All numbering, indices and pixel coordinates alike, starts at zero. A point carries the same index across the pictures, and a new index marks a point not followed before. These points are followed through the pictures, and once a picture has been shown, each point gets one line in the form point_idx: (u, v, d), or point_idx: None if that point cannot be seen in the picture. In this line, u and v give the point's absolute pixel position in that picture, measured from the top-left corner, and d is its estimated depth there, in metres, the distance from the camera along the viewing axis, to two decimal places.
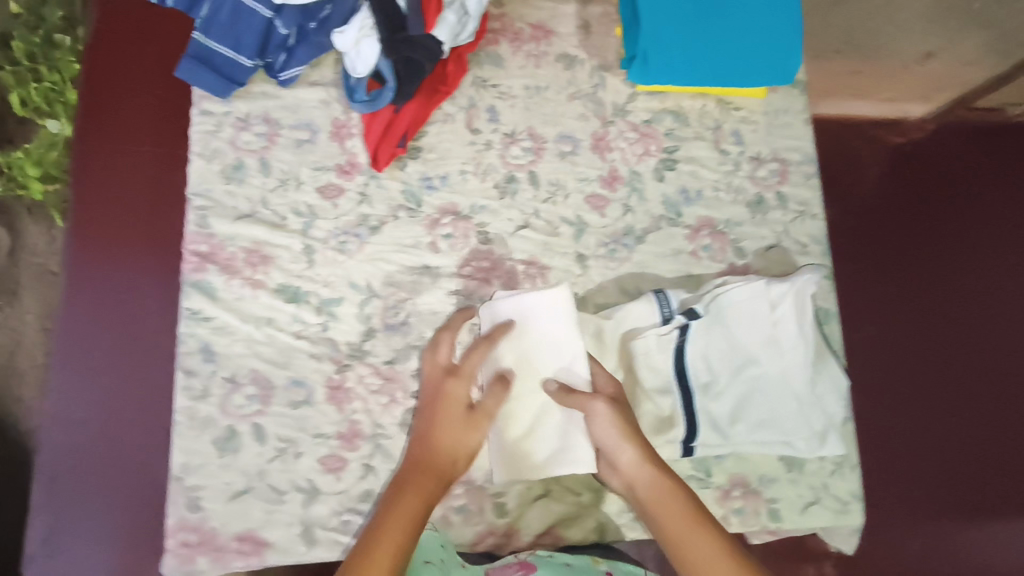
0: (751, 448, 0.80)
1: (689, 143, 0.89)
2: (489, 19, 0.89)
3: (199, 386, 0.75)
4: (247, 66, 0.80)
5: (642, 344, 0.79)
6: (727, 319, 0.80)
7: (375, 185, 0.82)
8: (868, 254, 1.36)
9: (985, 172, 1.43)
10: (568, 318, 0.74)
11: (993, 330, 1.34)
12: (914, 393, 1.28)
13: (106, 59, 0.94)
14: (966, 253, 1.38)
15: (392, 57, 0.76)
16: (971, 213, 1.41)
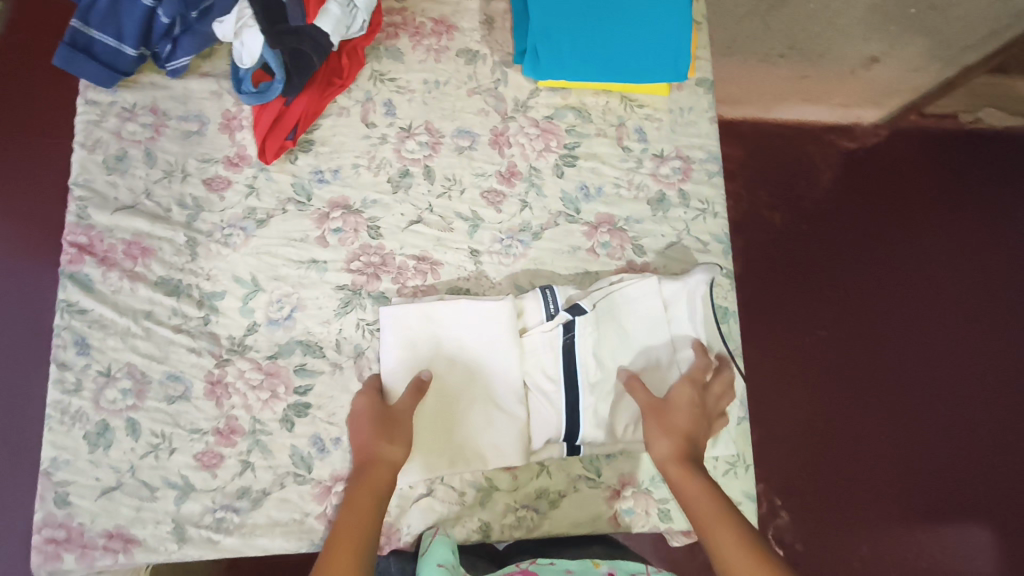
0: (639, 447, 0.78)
1: (591, 140, 0.88)
2: (389, 13, 0.88)
3: (71, 380, 0.74)
4: (131, 56, 0.80)
5: (528, 341, 0.77)
6: (621, 318, 0.78)
7: (263, 177, 0.81)
8: (815, 258, 1.36)
9: (937, 178, 1.44)
10: (507, 326, 0.76)
11: (934, 336, 1.35)
12: (853, 397, 1.29)
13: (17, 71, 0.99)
14: (911, 259, 1.40)
15: (277, 48, 0.74)
16: (921, 219, 1.42)
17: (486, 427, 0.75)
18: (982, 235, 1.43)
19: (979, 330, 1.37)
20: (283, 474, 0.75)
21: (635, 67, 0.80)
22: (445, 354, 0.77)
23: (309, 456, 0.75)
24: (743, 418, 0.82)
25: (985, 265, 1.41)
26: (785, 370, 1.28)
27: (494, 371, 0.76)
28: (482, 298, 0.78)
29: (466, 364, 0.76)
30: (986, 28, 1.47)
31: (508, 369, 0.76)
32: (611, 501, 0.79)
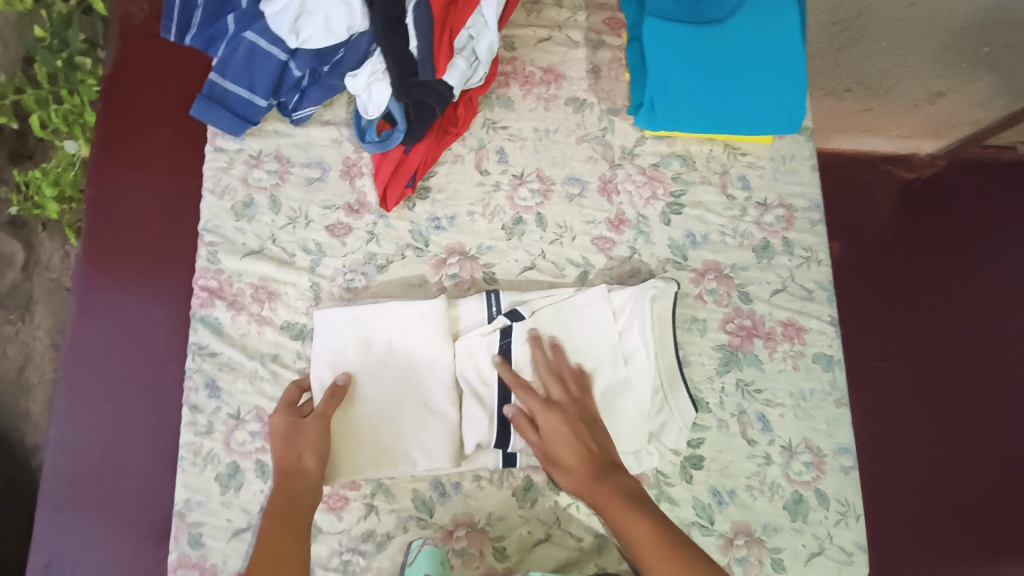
0: None
1: (696, 187, 0.90)
2: (501, 62, 0.91)
3: (203, 422, 0.76)
4: (261, 106, 0.83)
5: (465, 344, 0.77)
6: (561, 324, 0.79)
7: (383, 224, 0.84)
8: (886, 291, 1.36)
9: (996, 207, 1.44)
10: (440, 328, 0.77)
11: (1001, 366, 1.33)
12: (938, 433, 1.26)
13: (124, 91, 0.97)
14: (987, 294, 1.39)
15: (402, 100, 0.77)
16: (981, 250, 1.42)
17: (415, 428, 0.75)
18: None
19: None
20: (406, 518, 0.76)
21: (747, 119, 0.82)
22: (374, 358, 0.77)
23: (431, 499, 0.77)
24: (853, 468, 0.83)
25: None
26: (864, 406, 1.27)
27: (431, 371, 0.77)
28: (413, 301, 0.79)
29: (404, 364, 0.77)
30: None
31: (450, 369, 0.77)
32: (724, 549, 0.79)
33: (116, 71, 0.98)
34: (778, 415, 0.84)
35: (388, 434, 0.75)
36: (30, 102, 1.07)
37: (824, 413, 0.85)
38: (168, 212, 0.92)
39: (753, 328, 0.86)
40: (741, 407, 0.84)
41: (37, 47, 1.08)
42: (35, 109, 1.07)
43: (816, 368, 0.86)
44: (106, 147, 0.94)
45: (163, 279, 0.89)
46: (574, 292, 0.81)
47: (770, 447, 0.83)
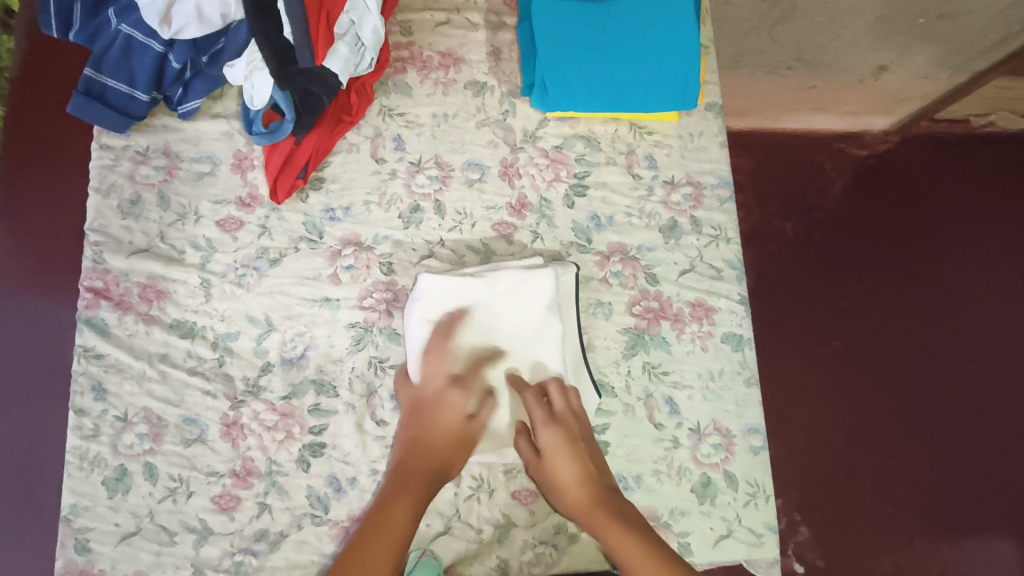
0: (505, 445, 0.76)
1: (601, 168, 0.88)
2: (397, 48, 0.89)
3: (89, 425, 0.74)
4: (144, 101, 0.81)
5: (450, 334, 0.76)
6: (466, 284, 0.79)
7: (275, 217, 0.82)
8: (844, 268, 1.36)
9: (947, 184, 1.45)
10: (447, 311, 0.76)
11: (950, 343, 1.35)
12: (887, 408, 1.28)
13: (28, 94, 0.96)
14: (944, 270, 1.39)
15: (286, 89, 0.74)
16: (934, 226, 1.42)
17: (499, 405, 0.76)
18: (994, 241, 1.43)
19: (994, 338, 1.36)
20: (300, 516, 0.74)
21: (642, 97, 0.81)
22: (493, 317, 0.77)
23: (326, 496, 0.75)
24: (762, 448, 0.82)
25: (996, 269, 1.41)
26: (812, 383, 1.28)
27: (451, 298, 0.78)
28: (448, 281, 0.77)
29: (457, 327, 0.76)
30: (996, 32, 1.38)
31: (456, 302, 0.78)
32: None
33: (22, 73, 0.97)
34: (686, 397, 0.83)
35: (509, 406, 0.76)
36: None
37: (733, 394, 0.83)
38: (69, 213, 0.91)
39: (660, 310, 0.84)
40: (648, 390, 0.82)
41: None
42: None
43: (725, 348, 0.84)
44: (10, 151, 0.94)
45: (64, 282, 0.88)
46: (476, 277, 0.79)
47: (678, 430, 0.81)
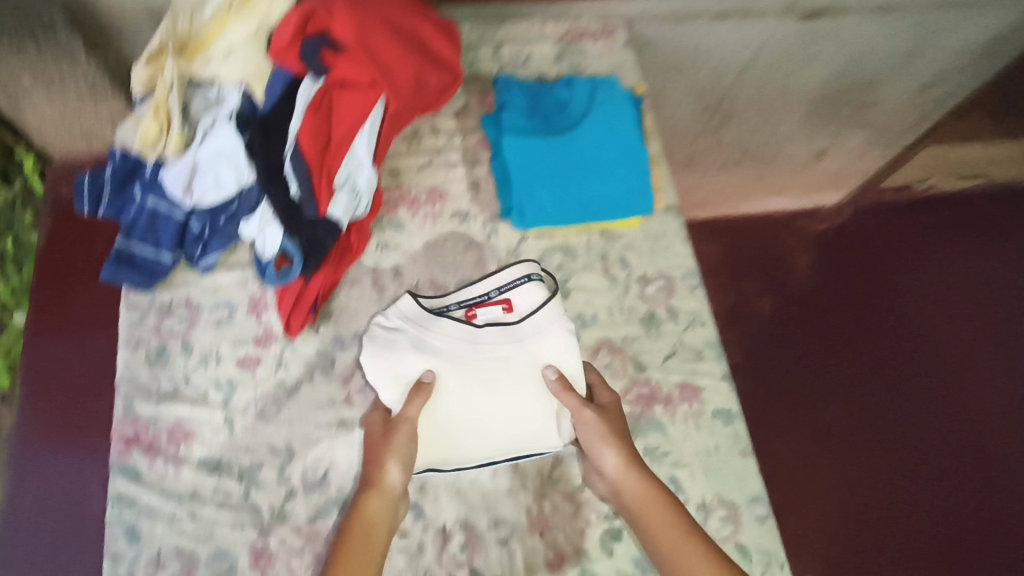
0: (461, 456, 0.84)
1: (579, 274, 0.98)
2: (388, 190, 1.01)
3: (123, 570, 0.78)
4: (168, 260, 0.91)
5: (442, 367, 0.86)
6: (497, 433, 0.85)
7: (290, 351, 0.90)
8: (824, 337, 1.52)
9: (903, 245, 1.63)
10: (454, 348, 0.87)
11: (932, 393, 1.49)
12: (886, 462, 1.41)
13: (55, 264, 1.06)
14: (914, 325, 1.56)
15: (295, 235, 0.87)
16: (899, 286, 1.59)
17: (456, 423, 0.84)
18: (953, 293, 1.61)
19: (970, 383, 1.51)
20: None
21: (598, 209, 0.98)
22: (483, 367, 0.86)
23: None
24: (769, 515, 0.86)
25: (958, 317, 1.58)
26: (811, 441, 1.42)
27: (473, 457, 0.84)
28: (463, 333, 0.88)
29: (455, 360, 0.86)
30: (910, 113, 1.65)
31: (472, 424, 0.85)
32: None
33: (49, 246, 1.07)
34: (688, 475, 0.87)
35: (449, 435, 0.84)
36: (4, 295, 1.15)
37: (731, 467, 0.88)
38: (96, 370, 0.98)
39: (651, 395, 0.91)
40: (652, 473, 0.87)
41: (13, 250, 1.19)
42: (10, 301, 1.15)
43: (717, 425, 0.90)
44: (37, 319, 1.02)
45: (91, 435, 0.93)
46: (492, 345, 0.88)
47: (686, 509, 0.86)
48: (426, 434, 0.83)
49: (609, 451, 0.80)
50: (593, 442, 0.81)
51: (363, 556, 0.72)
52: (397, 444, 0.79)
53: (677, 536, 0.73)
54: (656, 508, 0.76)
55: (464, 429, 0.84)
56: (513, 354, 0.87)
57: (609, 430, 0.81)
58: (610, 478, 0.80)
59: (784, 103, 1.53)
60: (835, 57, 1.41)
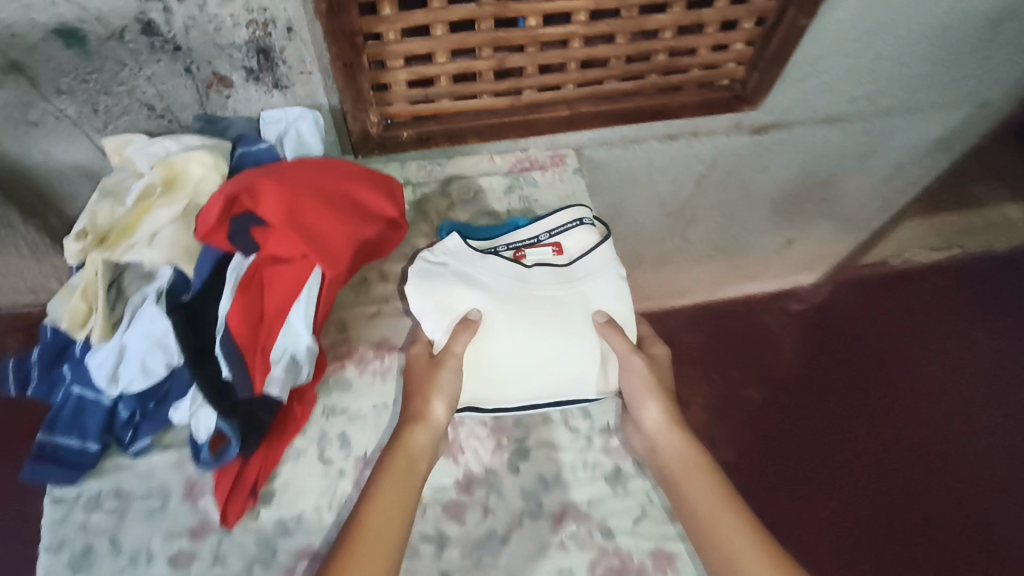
0: (504, 390, 0.91)
1: (539, 428, 0.94)
2: (334, 346, 0.97)
3: None
4: (95, 450, 0.85)
5: (494, 301, 0.92)
6: (542, 368, 0.91)
7: (227, 542, 0.82)
8: (776, 436, 1.63)
9: (833, 341, 1.78)
10: (507, 285, 0.94)
11: (881, 481, 1.62)
12: (847, 553, 1.52)
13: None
14: (853, 416, 1.69)
15: (232, 417, 0.81)
16: (836, 381, 1.73)
17: (506, 358, 0.90)
18: (887, 379, 1.75)
19: (912, 464, 1.65)
20: None
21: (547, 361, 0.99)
22: (534, 307, 0.93)
23: None
24: None
25: (891, 403, 1.73)
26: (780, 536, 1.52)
27: (519, 396, 0.92)
28: (516, 272, 0.95)
29: (509, 294, 0.93)
30: (877, 202, 1.66)
31: (517, 355, 0.91)
32: None
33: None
34: None
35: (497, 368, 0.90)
36: None
37: None
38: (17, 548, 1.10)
39: (622, 567, 0.84)
40: None
41: None
42: None
43: None
44: None
45: None
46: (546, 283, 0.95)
47: None
48: (473, 364, 0.90)
49: (654, 399, 0.87)
50: (639, 391, 0.88)
51: (388, 511, 0.73)
52: (443, 379, 0.86)
53: (709, 493, 0.79)
54: (691, 464, 0.82)
55: (509, 360, 0.90)
56: (567, 296, 0.95)
57: (651, 386, 0.88)
58: (648, 430, 0.87)
59: (747, 202, 1.53)
60: (793, 161, 1.40)
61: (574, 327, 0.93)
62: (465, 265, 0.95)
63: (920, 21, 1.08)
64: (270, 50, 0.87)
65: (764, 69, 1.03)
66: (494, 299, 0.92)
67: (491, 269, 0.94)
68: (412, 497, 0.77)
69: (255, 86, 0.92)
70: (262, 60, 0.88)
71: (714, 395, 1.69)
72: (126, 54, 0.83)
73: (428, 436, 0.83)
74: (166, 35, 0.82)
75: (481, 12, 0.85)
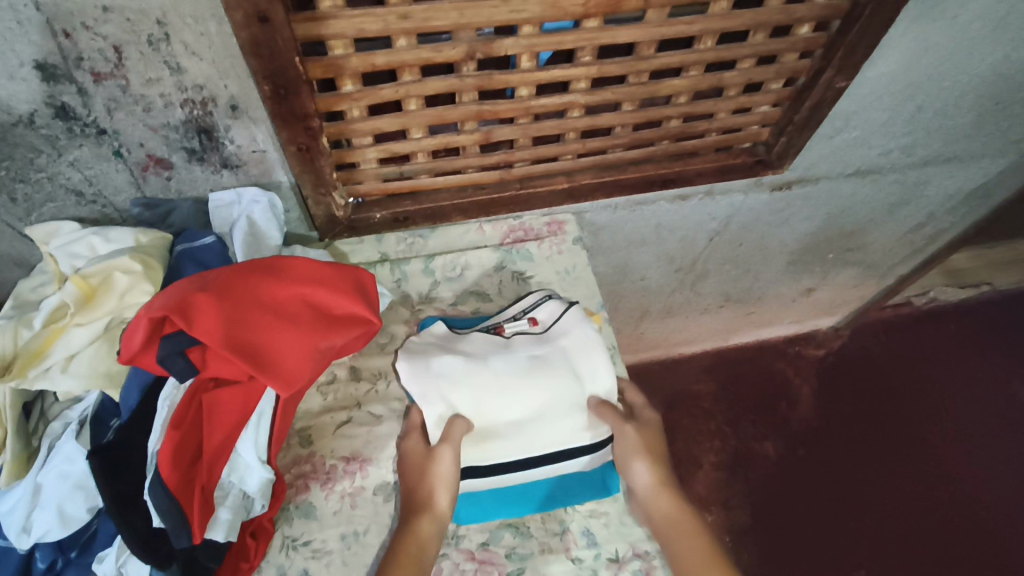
0: (494, 472, 0.77)
1: (535, 559, 0.78)
2: (296, 461, 0.83)
3: None
4: None
5: (474, 370, 0.77)
6: (536, 442, 0.78)
7: None
8: (788, 487, 1.61)
9: (841, 387, 1.76)
10: (486, 351, 0.80)
11: (907, 528, 1.57)
12: None
13: None
14: (872, 462, 1.65)
15: (168, 568, 0.67)
16: (845, 427, 1.70)
17: (491, 435, 0.77)
18: (900, 422, 1.71)
19: (938, 508, 1.60)
20: None
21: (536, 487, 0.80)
22: (512, 369, 0.79)
23: None
24: None
25: (912, 446, 1.68)
26: None
27: (512, 476, 0.78)
28: (494, 340, 0.82)
29: (488, 363, 0.79)
30: (905, 249, 1.53)
31: (503, 433, 0.77)
32: None
33: None
34: None
35: (484, 448, 0.76)
36: None
37: None
38: None
39: None
40: None
41: None
42: None
43: None
44: None
45: None
46: (530, 345, 0.81)
47: None
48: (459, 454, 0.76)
49: (644, 463, 0.75)
50: (626, 457, 0.76)
51: None
52: (442, 467, 0.71)
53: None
54: (687, 533, 0.70)
55: (496, 440, 0.77)
56: (544, 352, 0.80)
57: (641, 443, 0.77)
58: (637, 496, 0.75)
59: (765, 256, 1.38)
60: (818, 216, 1.26)
61: (559, 387, 0.79)
62: (449, 336, 0.82)
63: (971, 72, 0.94)
64: (213, 130, 0.74)
65: (793, 133, 0.91)
66: (472, 364, 0.78)
67: (472, 338, 0.82)
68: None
69: (200, 167, 0.79)
70: (205, 140, 0.76)
71: (730, 450, 1.65)
72: (41, 140, 0.71)
73: (429, 532, 0.69)
74: (85, 119, 0.69)
75: (463, 84, 0.72)
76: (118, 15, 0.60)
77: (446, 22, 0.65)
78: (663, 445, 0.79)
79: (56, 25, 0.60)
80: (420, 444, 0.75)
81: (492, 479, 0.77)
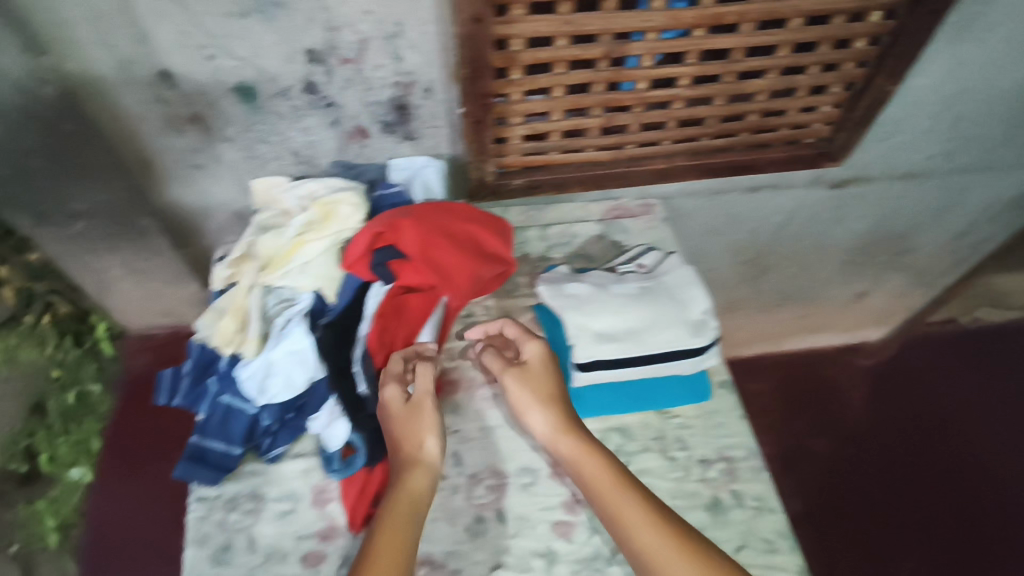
0: (616, 366, 0.94)
1: (639, 456, 0.93)
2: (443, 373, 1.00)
3: None
4: (237, 454, 0.93)
5: (596, 293, 1.00)
6: (652, 342, 0.95)
7: (352, 546, 0.86)
8: (838, 480, 1.70)
9: (887, 390, 1.87)
10: (603, 283, 1.02)
11: (955, 525, 1.64)
12: None
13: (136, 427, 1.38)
14: (920, 459, 1.73)
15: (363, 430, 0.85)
16: (893, 427, 1.79)
17: (612, 334, 0.95)
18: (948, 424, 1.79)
19: (985, 506, 1.67)
20: None
21: (650, 388, 0.97)
22: (626, 293, 1.01)
23: None
24: None
25: (959, 447, 1.75)
26: None
27: (630, 370, 0.95)
28: (608, 277, 1.05)
29: (605, 289, 1.01)
30: (950, 256, 1.69)
31: (622, 335, 0.95)
32: None
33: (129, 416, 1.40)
34: None
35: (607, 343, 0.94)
36: (42, 444, 1.31)
37: None
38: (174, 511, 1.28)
39: None
40: None
41: (53, 387, 1.37)
42: (45, 449, 1.31)
43: None
44: (125, 459, 1.35)
45: None
46: (637, 280, 1.03)
47: None
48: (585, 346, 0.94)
49: (538, 408, 0.83)
50: (525, 403, 0.84)
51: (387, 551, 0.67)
52: (429, 419, 0.80)
53: (632, 510, 0.72)
54: (609, 478, 0.76)
55: (617, 339, 0.95)
56: (651, 285, 1.02)
57: (535, 393, 0.84)
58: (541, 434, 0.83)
59: (821, 253, 1.58)
60: (870, 216, 1.46)
61: (665, 304, 0.98)
62: (574, 274, 1.05)
63: (998, 88, 1.15)
64: (408, 108, 0.99)
65: (851, 130, 1.14)
66: (593, 289, 1.00)
67: (590, 275, 1.05)
68: (414, 536, 0.70)
69: (389, 137, 1.03)
70: (399, 115, 1.00)
71: (786, 445, 1.77)
72: (287, 109, 0.96)
73: (421, 481, 0.75)
74: (324, 93, 0.95)
75: (598, 76, 0.96)
76: (373, 17, 0.85)
77: (598, 28, 0.89)
78: (557, 382, 0.86)
79: (329, 23, 0.85)
80: (398, 401, 0.81)
81: (614, 372, 0.94)
